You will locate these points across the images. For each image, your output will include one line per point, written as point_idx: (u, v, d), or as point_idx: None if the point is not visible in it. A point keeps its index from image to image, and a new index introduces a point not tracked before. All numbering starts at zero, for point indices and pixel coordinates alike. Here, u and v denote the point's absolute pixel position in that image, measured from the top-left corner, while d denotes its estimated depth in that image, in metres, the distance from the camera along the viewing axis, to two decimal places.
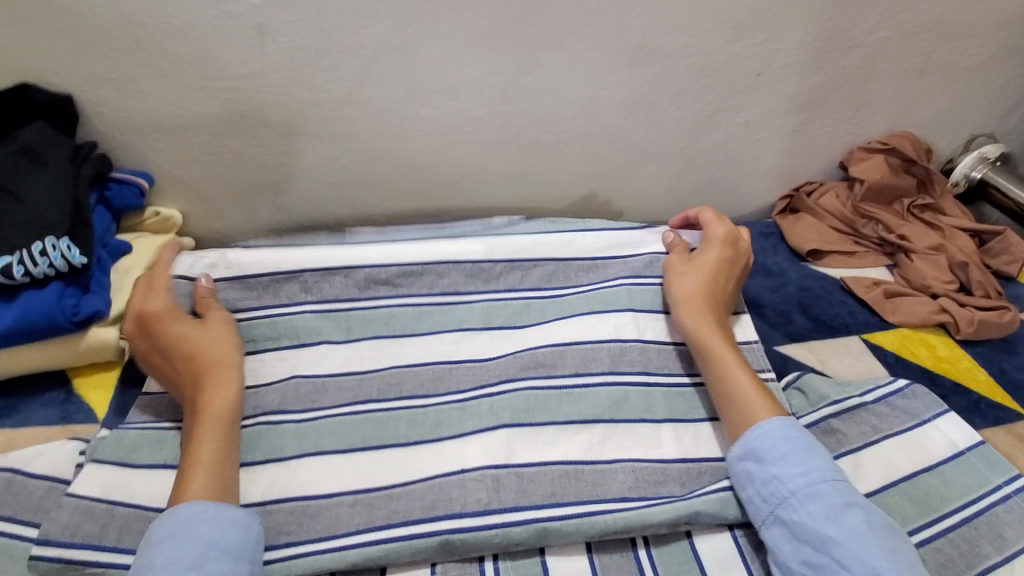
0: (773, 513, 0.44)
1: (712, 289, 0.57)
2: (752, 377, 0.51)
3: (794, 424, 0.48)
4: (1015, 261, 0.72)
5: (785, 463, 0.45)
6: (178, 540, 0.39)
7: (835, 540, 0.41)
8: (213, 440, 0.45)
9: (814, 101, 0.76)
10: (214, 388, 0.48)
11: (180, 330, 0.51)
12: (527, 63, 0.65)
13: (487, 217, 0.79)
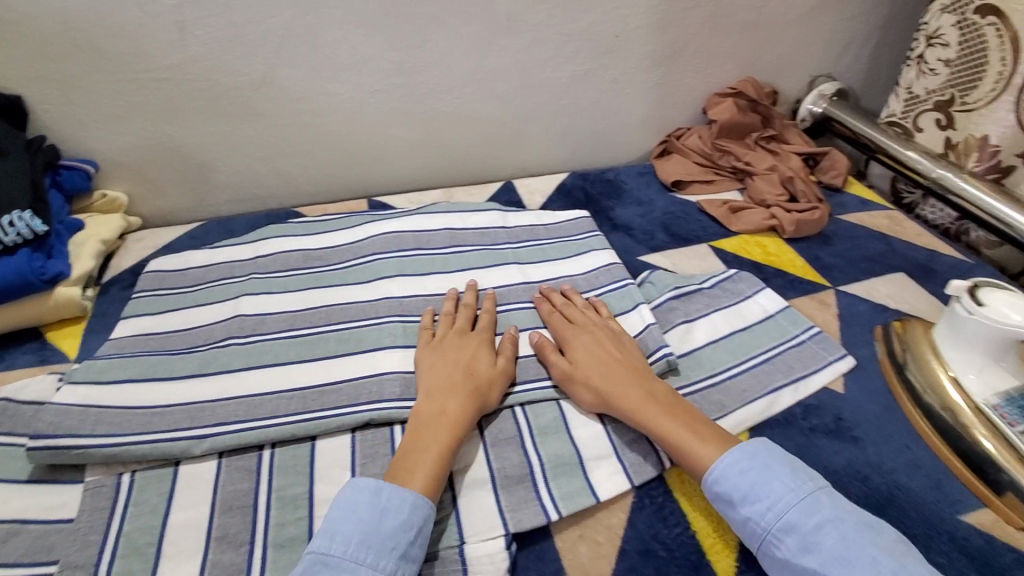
0: (760, 551, 0.43)
1: (607, 358, 0.55)
2: (698, 430, 0.49)
3: (735, 457, 0.46)
4: (840, 174, 0.88)
5: (751, 502, 0.44)
6: (387, 516, 0.43)
7: (822, 571, 0.40)
8: (446, 441, 0.48)
9: (669, 56, 0.90)
10: (457, 399, 0.51)
11: (472, 356, 0.56)
12: (416, 39, 0.77)
13: (404, 180, 0.91)
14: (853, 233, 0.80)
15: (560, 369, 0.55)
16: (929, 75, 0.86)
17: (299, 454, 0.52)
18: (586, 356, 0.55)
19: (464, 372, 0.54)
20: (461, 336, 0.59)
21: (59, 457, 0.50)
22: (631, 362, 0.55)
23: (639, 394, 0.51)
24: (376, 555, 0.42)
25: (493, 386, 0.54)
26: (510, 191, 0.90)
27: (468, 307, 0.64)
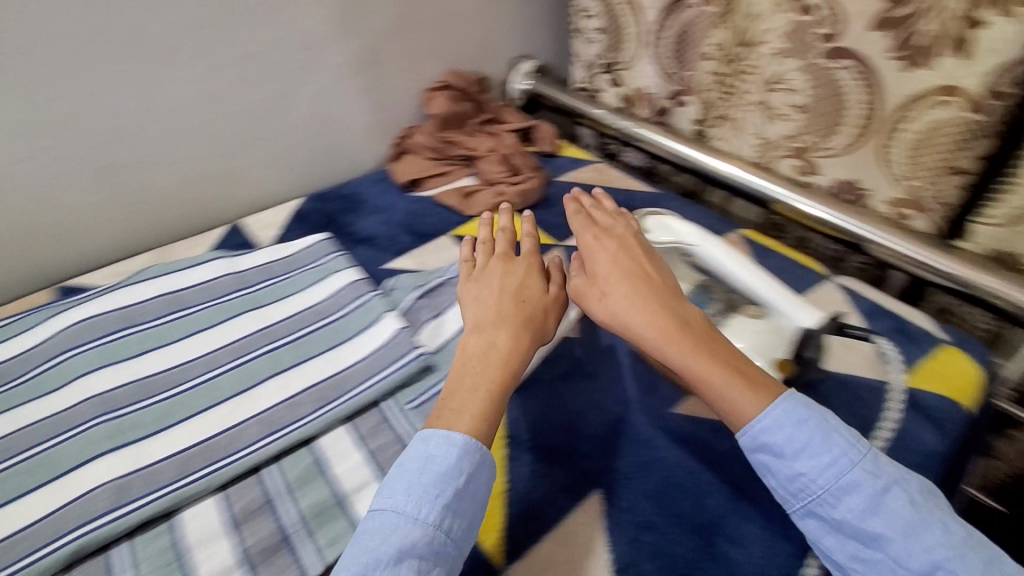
0: (807, 509, 0.44)
1: (651, 279, 0.54)
2: (737, 374, 0.47)
3: (783, 411, 0.45)
4: (549, 141, 0.99)
5: (813, 454, 0.44)
6: (416, 473, 0.44)
7: (882, 535, 0.42)
8: (500, 375, 0.49)
9: (368, 61, 0.90)
10: (509, 333, 0.52)
11: (524, 280, 0.57)
12: (46, 90, 0.66)
13: (105, 249, 0.79)
14: (569, 191, 0.89)
15: (581, 291, 0.56)
16: (592, 43, 0.98)
17: None
18: (619, 276, 0.54)
19: (513, 301, 0.55)
20: (508, 263, 0.59)
21: None
22: (637, 291, 0.53)
23: (660, 320, 0.50)
24: (417, 505, 0.43)
25: (548, 315, 0.55)
26: (239, 232, 0.83)
27: (501, 233, 0.64)
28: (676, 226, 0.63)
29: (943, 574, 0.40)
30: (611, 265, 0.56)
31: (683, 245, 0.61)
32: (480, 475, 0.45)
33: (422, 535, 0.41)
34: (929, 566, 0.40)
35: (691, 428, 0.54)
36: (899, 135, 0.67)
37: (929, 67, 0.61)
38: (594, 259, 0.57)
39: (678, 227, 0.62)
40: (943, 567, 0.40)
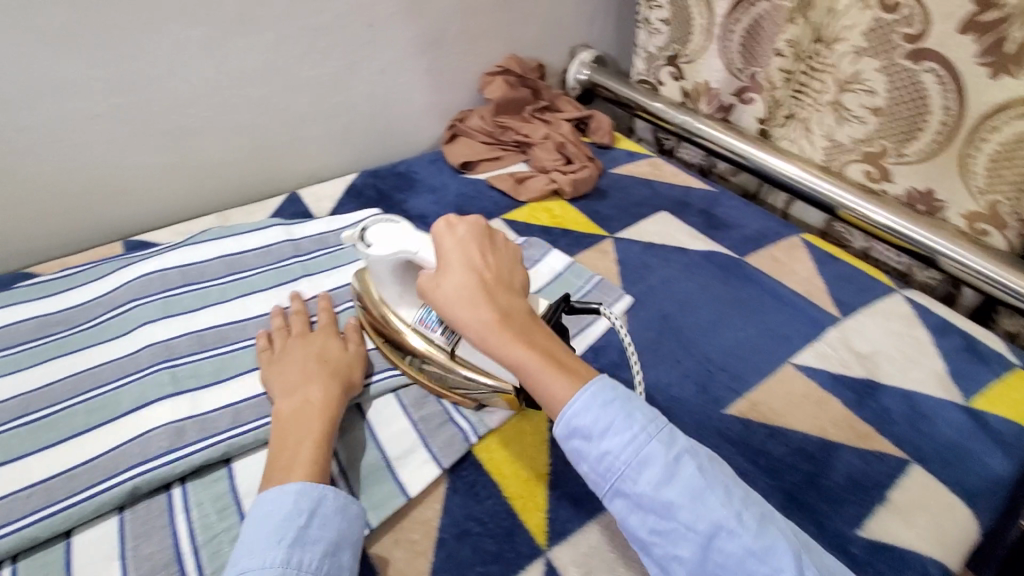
0: (613, 488, 0.39)
1: (471, 281, 0.45)
2: (568, 359, 0.43)
3: (596, 394, 0.41)
4: (607, 132, 0.97)
5: (612, 435, 0.39)
6: (265, 519, 0.40)
7: (676, 502, 0.38)
8: (319, 426, 0.47)
9: (432, 41, 0.90)
10: (321, 386, 0.50)
11: (321, 348, 0.55)
12: (128, 50, 0.67)
13: (167, 211, 0.80)
14: (623, 184, 0.88)
15: (425, 287, 0.48)
16: (656, 34, 0.97)
17: (50, 558, 0.44)
18: (449, 277, 0.46)
19: (317, 362, 0.53)
20: (306, 335, 0.57)
21: None
22: (472, 280, 0.45)
23: (500, 311, 0.44)
24: (264, 553, 0.39)
25: (352, 368, 0.54)
26: (296, 202, 0.85)
27: (297, 309, 0.60)
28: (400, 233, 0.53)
29: (726, 534, 0.37)
30: (457, 253, 0.47)
31: (405, 253, 0.52)
32: (324, 517, 0.41)
33: None
34: (711, 528, 0.37)
35: (742, 431, 0.53)
36: (984, 145, 0.65)
37: (1021, 74, 0.60)
38: (441, 252, 0.48)
39: (402, 234, 0.52)
40: (726, 524, 0.37)
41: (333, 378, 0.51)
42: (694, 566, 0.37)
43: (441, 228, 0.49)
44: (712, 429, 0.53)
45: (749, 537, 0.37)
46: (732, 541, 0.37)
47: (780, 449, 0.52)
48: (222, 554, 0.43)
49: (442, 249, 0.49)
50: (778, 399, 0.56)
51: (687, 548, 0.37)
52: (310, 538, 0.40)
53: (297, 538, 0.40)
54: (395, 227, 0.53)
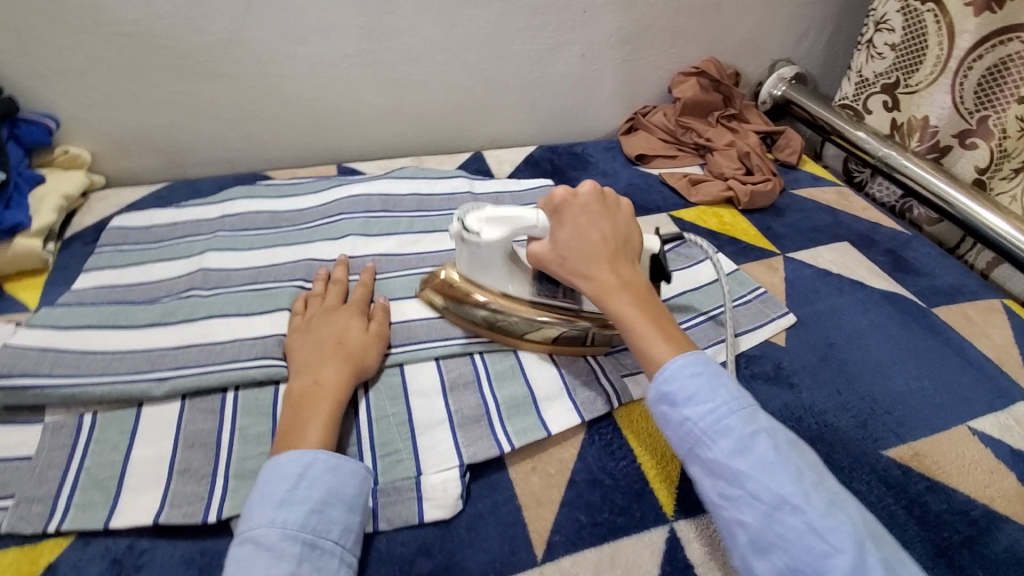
0: (690, 454, 0.42)
1: (592, 252, 0.50)
2: (667, 324, 0.49)
3: (689, 363, 0.45)
4: (795, 152, 0.94)
5: (693, 404, 0.43)
6: (271, 482, 0.41)
7: (748, 472, 0.39)
8: (328, 409, 0.47)
9: (636, 33, 0.92)
10: (333, 368, 0.50)
11: (343, 327, 0.55)
12: (384, 4, 0.77)
13: (375, 147, 0.92)
14: (803, 206, 0.85)
15: (541, 258, 0.52)
16: (876, 59, 0.91)
17: (261, 396, 0.53)
18: (569, 249, 0.51)
19: (334, 344, 0.53)
20: (334, 309, 0.58)
21: (30, 392, 0.50)
22: (596, 248, 0.50)
23: (613, 280, 0.50)
24: (272, 514, 0.39)
25: (368, 352, 0.53)
26: (480, 160, 0.91)
27: (337, 282, 0.62)
28: (500, 215, 0.53)
29: (789, 509, 0.38)
30: (581, 222, 0.51)
31: (519, 230, 0.53)
32: (324, 475, 0.42)
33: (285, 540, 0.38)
34: (775, 500, 0.38)
35: (897, 474, 0.51)
36: None
37: None
38: (559, 218, 0.51)
39: (506, 216, 0.52)
40: (790, 499, 0.38)
41: (346, 362, 0.51)
42: (755, 536, 0.38)
43: (558, 198, 0.52)
44: (863, 464, 0.52)
45: (812, 517, 0.37)
46: (795, 515, 0.37)
47: (938, 504, 0.49)
48: (389, 433, 0.50)
49: (565, 214, 0.52)
50: (946, 456, 0.53)
51: (749, 517, 0.39)
52: (314, 499, 0.41)
53: (286, 498, 0.40)
54: (494, 213, 0.53)
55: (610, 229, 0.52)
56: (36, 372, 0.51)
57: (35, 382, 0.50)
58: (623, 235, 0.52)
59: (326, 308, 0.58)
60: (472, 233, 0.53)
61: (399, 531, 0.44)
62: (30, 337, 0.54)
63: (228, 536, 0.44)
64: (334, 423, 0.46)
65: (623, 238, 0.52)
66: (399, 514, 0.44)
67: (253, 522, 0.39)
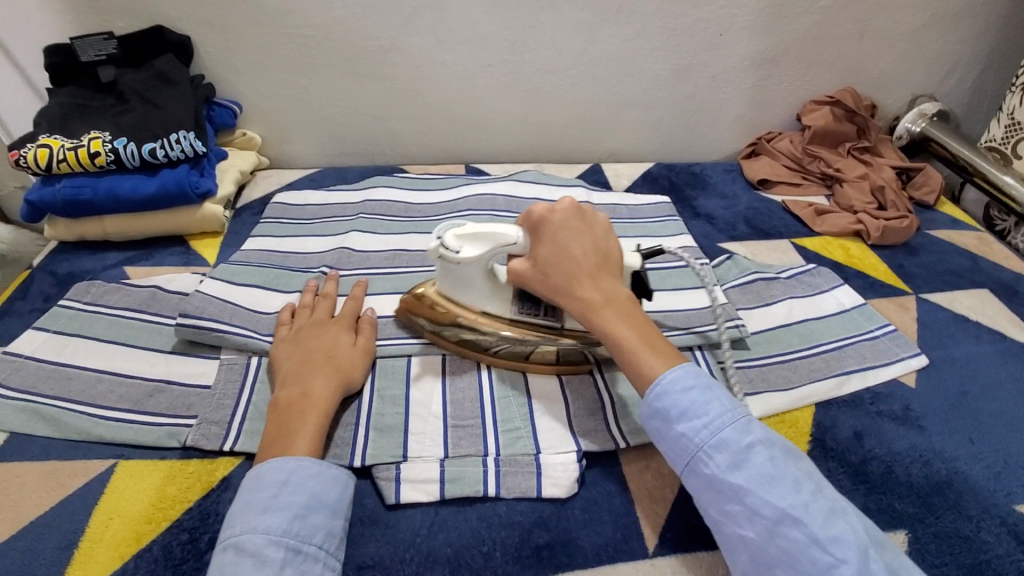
0: (688, 469, 0.44)
1: (574, 266, 0.51)
2: (652, 337, 0.49)
3: (676, 377, 0.46)
4: (933, 192, 0.89)
5: (688, 419, 0.44)
6: (254, 489, 0.42)
7: (746, 487, 0.41)
8: (313, 423, 0.47)
9: (769, 59, 0.92)
10: (321, 380, 0.50)
11: (332, 342, 0.55)
12: (531, 19, 0.83)
13: (499, 152, 0.97)
14: (938, 248, 0.80)
15: (522, 276, 0.52)
16: None
17: (395, 363, 0.57)
18: (551, 266, 0.51)
19: (323, 356, 0.53)
20: (324, 321, 0.57)
21: (209, 334, 0.58)
22: (576, 264, 0.51)
23: (598, 294, 0.50)
24: (256, 520, 0.40)
25: (355, 366, 0.54)
26: (598, 172, 0.94)
27: (325, 292, 0.62)
28: (481, 233, 0.53)
29: (791, 522, 0.39)
30: (559, 237, 0.52)
31: (497, 249, 0.53)
32: (305, 481, 0.43)
33: (269, 545, 0.39)
34: (777, 513, 0.40)
35: None
36: None
37: None
38: (538, 238, 0.52)
39: (486, 233, 0.53)
40: (792, 511, 0.40)
41: (327, 374, 0.51)
42: (760, 550, 0.40)
43: (536, 214, 0.53)
44: (994, 515, 0.50)
45: (814, 529, 0.39)
46: (796, 528, 0.39)
47: None
48: (511, 411, 0.53)
49: (543, 235, 0.52)
50: None
51: (751, 531, 0.40)
52: (297, 505, 0.42)
53: (268, 504, 0.41)
54: (474, 230, 0.53)
55: (589, 246, 0.52)
56: (216, 317, 0.59)
57: (215, 327, 0.58)
58: (603, 251, 0.52)
59: (314, 317, 0.58)
60: (450, 250, 0.53)
61: (519, 500, 0.48)
62: (212, 286, 0.63)
63: (368, 478, 0.49)
64: (319, 436, 0.47)
65: (602, 254, 0.52)
66: (520, 484, 0.48)
67: (240, 528, 0.40)
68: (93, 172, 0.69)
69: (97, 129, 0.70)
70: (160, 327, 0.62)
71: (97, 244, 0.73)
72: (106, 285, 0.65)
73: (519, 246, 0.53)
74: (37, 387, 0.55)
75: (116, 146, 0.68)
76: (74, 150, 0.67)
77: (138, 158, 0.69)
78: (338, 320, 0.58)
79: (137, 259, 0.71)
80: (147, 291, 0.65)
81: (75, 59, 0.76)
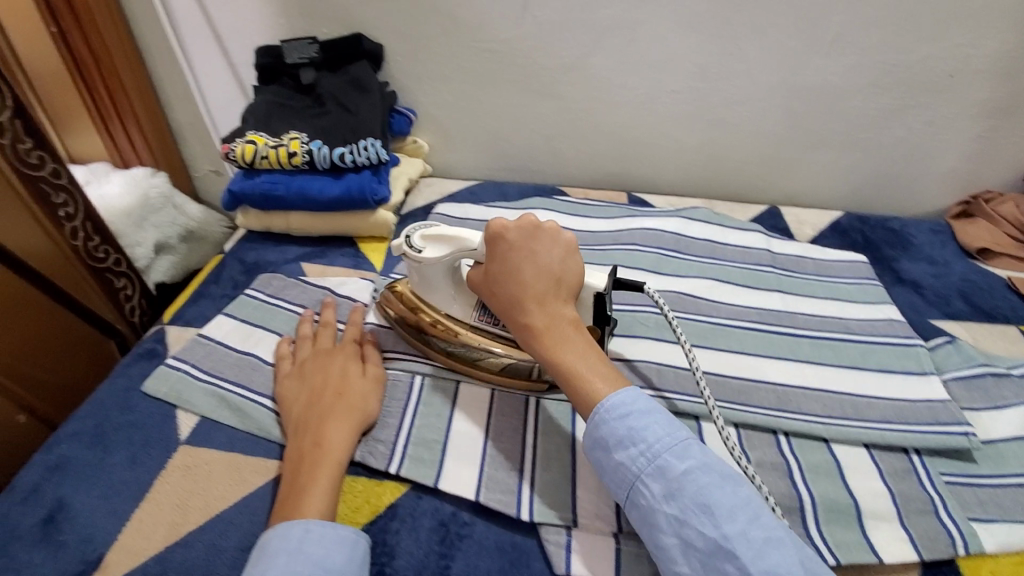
0: (627, 499, 0.42)
1: (519, 286, 0.48)
2: (596, 365, 0.46)
3: (616, 404, 0.44)
4: None
5: (625, 448, 0.42)
6: (265, 558, 0.39)
7: (681, 519, 0.39)
8: (327, 472, 0.45)
9: (1010, 106, 0.78)
10: (333, 427, 0.48)
11: (338, 376, 0.53)
12: (730, 46, 0.76)
13: (664, 183, 0.91)
14: None
15: (478, 291, 0.52)
16: None
17: (562, 408, 0.54)
18: (500, 285, 0.49)
19: (333, 394, 0.51)
20: (328, 351, 0.56)
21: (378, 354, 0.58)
22: (523, 282, 0.48)
23: (542, 316, 0.47)
24: None
25: (367, 399, 0.52)
26: (775, 216, 0.85)
27: (324, 322, 0.60)
28: (443, 235, 0.53)
29: (725, 555, 0.37)
30: (512, 257, 0.49)
31: (459, 253, 0.53)
32: (315, 545, 0.40)
33: None
34: (709, 545, 0.38)
35: None
36: None
37: None
38: (488, 253, 0.50)
39: (448, 236, 0.53)
40: (727, 543, 0.38)
41: (334, 419, 0.49)
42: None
43: (490, 231, 0.50)
44: None
45: (748, 565, 0.37)
46: (731, 561, 0.37)
47: None
48: None
49: (493, 250, 0.50)
50: None
51: (685, 565, 0.39)
52: (308, 573, 0.38)
53: (277, 575, 0.38)
54: (437, 231, 0.54)
55: (545, 262, 0.49)
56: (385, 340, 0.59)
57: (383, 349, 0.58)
58: (562, 270, 0.49)
59: (318, 348, 0.56)
60: (416, 250, 0.54)
61: None
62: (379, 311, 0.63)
63: (534, 537, 0.46)
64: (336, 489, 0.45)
65: (557, 271, 0.49)
66: None
67: None
68: (287, 170, 0.73)
69: (296, 130, 0.74)
70: None
71: (279, 236, 0.77)
72: (286, 280, 0.68)
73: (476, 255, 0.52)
74: (225, 373, 0.57)
75: (312, 148, 0.71)
76: (276, 148, 0.71)
77: (329, 160, 0.72)
78: (342, 348, 0.56)
79: (312, 257, 0.74)
80: (322, 292, 0.67)
81: (282, 61, 0.81)
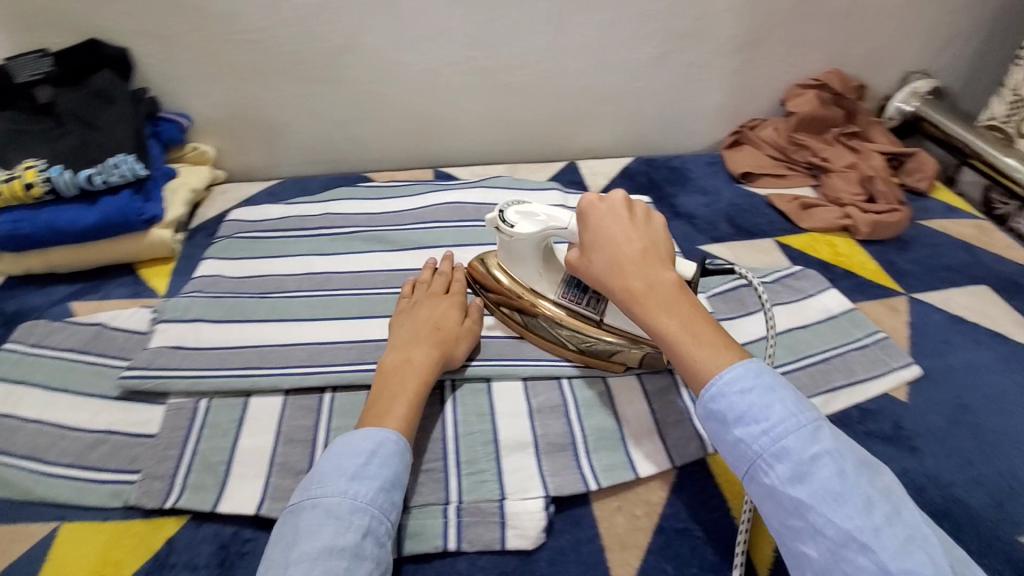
0: (746, 474, 0.40)
1: (615, 249, 0.48)
2: (701, 328, 0.44)
3: (737, 372, 0.41)
4: (925, 178, 0.86)
5: (745, 424, 0.40)
6: (349, 453, 0.43)
7: (807, 501, 0.37)
8: (410, 389, 0.49)
9: (753, 42, 0.86)
10: (422, 349, 0.53)
11: (438, 313, 0.57)
12: (494, 13, 0.77)
13: (470, 154, 0.93)
14: (934, 240, 0.78)
15: (573, 263, 0.52)
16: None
17: (356, 398, 0.55)
18: (593, 252, 0.49)
19: (430, 327, 0.55)
20: (440, 295, 0.60)
21: (153, 381, 0.55)
22: (626, 256, 0.47)
23: (638, 281, 0.46)
24: (357, 491, 0.41)
25: (458, 341, 0.55)
26: (573, 171, 0.89)
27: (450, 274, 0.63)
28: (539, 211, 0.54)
29: (857, 546, 0.35)
30: (606, 225, 0.49)
31: (553, 231, 0.53)
32: (396, 457, 0.44)
33: (360, 522, 0.40)
34: (842, 535, 0.36)
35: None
36: None
37: None
38: (584, 224, 0.50)
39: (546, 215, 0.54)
40: (860, 536, 0.36)
41: (417, 346, 0.53)
42: (820, 569, 0.37)
43: (584, 203, 0.50)
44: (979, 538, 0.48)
45: (882, 555, 0.35)
46: (865, 554, 0.35)
47: None
48: (475, 449, 0.51)
49: (598, 224, 0.49)
50: None
51: (813, 549, 0.37)
52: (378, 484, 0.42)
53: (356, 472, 0.42)
54: (534, 207, 0.55)
55: (638, 239, 0.48)
56: (154, 367, 0.56)
57: (159, 373, 0.56)
58: (655, 246, 0.48)
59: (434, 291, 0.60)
60: (508, 226, 0.55)
61: (481, 554, 0.46)
62: (159, 335, 0.59)
63: None
64: (416, 408, 0.49)
65: (657, 247, 0.48)
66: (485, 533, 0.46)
67: (324, 494, 0.41)
68: (29, 203, 0.66)
69: (33, 157, 0.67)
70: (100, 368, 0.58)
71: (41, 277, 0.70)
72: (48, 325, 0.61)
73: (568, 230, 0.52)
74: None
75: (51, 175, 0.64)
76: (7, 181, 0.64)
77: (75, 186, 0.65)
78: (450, 291, 0.61)
79: (83, 292, 0.68)
80: (89, 329, 0.61)
81: (10, 80, 0.70)
